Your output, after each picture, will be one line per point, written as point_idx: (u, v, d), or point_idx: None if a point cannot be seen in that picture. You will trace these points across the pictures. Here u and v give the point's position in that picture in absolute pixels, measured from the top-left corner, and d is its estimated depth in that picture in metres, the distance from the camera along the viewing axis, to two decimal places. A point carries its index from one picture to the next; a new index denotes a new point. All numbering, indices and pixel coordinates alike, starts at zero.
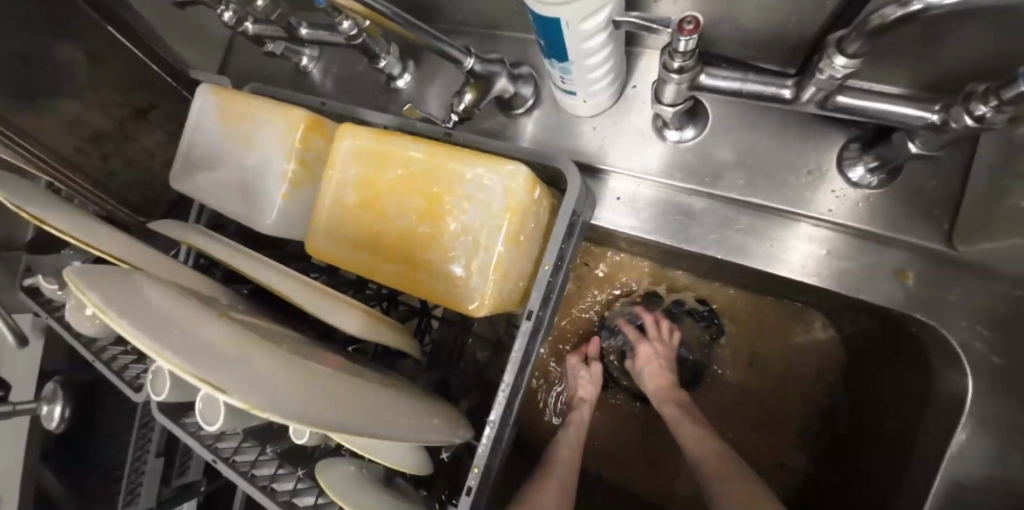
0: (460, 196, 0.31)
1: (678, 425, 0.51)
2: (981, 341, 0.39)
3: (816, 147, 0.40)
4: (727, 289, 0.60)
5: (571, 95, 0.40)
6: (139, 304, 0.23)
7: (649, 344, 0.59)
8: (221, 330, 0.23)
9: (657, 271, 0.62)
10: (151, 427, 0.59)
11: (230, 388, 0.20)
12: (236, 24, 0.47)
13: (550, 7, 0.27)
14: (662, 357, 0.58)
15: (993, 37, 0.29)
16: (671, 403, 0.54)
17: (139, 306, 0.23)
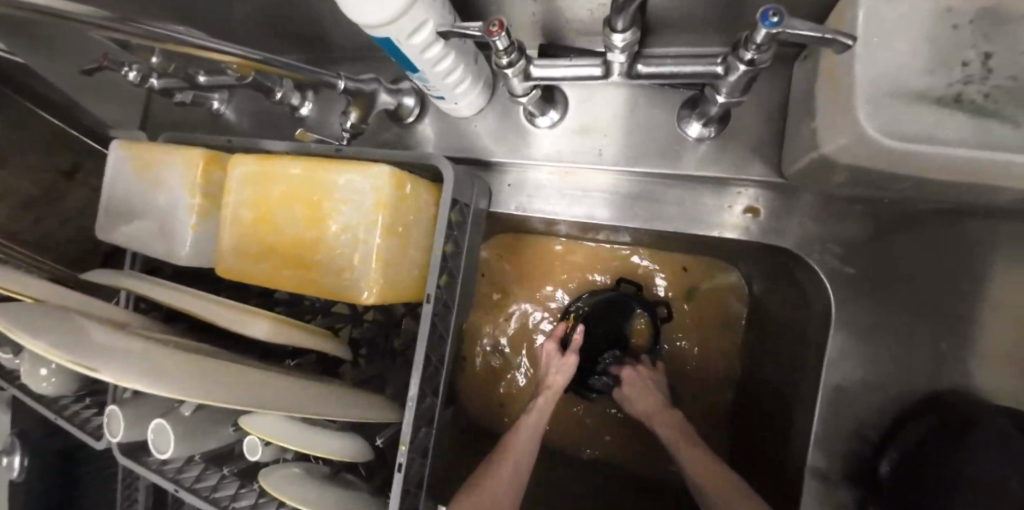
0: (336, 201, 0.35)
1: (677, 443, 0.53)
2: (831, 260, 0.43)
3: (663, 113, 0.44)
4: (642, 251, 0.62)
5: (443, 100, 0.44)
6: (64, 330, 0.33)
7: (640, 371, 0.58)
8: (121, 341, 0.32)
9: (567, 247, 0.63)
10: (134, 487, 0.61)
11: (102, 366, 0.29)
12: (142, 81, 0.51)
13: (375, 28, 0.31)
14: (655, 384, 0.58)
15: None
16: (666, 424, 0.54)
17: (67, 331, 0.33)
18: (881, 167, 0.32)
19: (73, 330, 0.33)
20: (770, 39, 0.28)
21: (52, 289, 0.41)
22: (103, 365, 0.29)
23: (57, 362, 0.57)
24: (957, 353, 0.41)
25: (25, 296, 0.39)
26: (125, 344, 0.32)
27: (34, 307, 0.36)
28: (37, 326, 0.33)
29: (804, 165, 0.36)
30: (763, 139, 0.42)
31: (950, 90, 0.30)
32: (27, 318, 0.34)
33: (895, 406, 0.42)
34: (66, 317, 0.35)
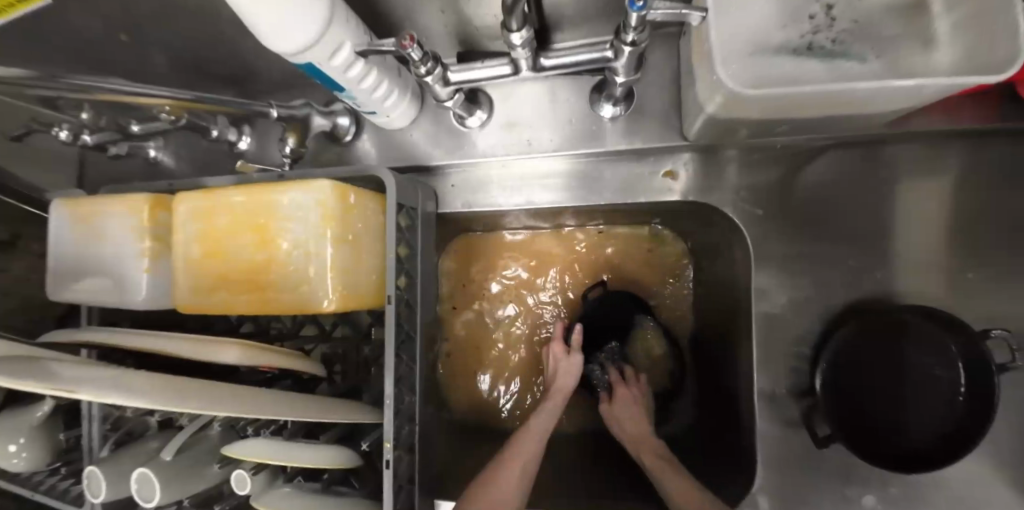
0: (283, 221, 0.37)
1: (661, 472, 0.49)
2: (747, 207, 0.48)
3: (579, 99, 0.49)
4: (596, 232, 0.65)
5: (375, 114, 0.47)
6: (32, 371, 0.34)
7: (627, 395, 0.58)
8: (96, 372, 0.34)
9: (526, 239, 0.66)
10: None
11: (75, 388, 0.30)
12: (73, 138, 0.51)
13: (295, 57, 0.34)
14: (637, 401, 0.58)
15: None
16: (648, 451, 0.52)
17: (39, 372, 0.34)
18: (761, 115, 0.37)
19: (45, 372, 0.34)
20: (642, 23, 0.33)
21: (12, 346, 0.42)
22: (79, 388, 0.31)
23: (25, 434, 0.55)
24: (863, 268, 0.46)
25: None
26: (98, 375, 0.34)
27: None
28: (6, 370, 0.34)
29: (702, 125, 0.41)
30: (666, 107, 0.46)
31: (805, 43, 0.36)
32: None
33: (820, 324, 0.47)
34: (35, 363, 0.36)
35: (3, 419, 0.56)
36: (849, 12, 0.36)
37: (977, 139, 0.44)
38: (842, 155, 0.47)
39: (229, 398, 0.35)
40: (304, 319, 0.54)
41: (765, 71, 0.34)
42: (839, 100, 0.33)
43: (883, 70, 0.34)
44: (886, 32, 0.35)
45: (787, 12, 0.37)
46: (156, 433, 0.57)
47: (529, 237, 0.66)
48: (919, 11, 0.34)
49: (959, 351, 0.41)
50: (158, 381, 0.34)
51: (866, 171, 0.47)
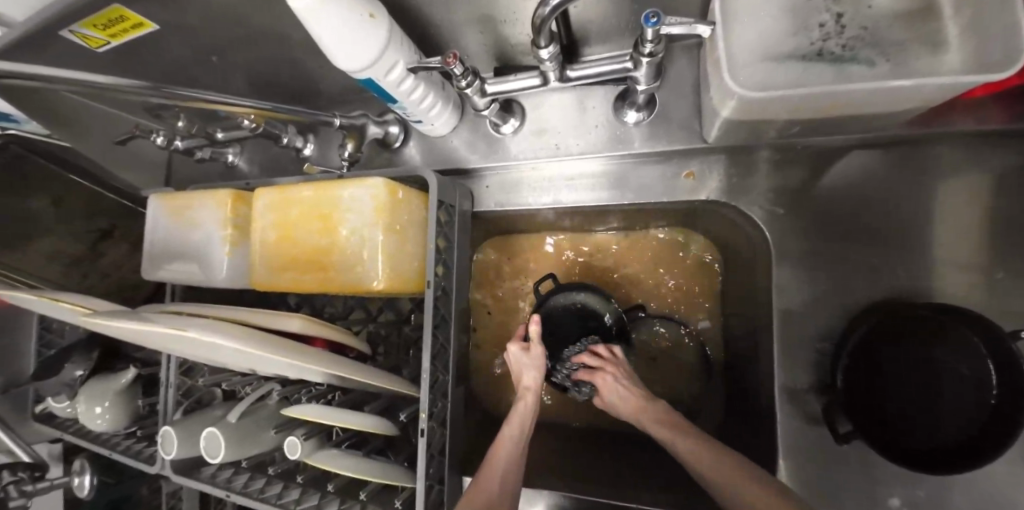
0: (343, 211, 0.43)
1: (669, 439, 0.47)
2: (768, 209, 0.50)
3: (605, 107, 0.53)
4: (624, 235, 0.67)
5: (421, 123, 0.53)
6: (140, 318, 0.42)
7: (608, 373, 0.53)
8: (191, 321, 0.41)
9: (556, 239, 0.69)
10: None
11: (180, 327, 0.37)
12: (168, 143, 0.60)
13: (358, 72, 0.41)
14: (622, 380, 0.53)
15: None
16: (652, 419, 0.49)
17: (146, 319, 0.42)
18: (774, 117, 0.39)
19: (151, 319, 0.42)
20: (658, 36, 0.36)
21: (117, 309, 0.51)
22: (184, 327, 0.38)
23: (108, 398, 0.64)
24: (886, 268, 0.47)
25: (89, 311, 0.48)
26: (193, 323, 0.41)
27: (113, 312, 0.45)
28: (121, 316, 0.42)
29: (720, 128, 0.43)
30: (686, 114, 0.50)
31: (819, 48, 0.37)
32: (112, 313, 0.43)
33: (840, 324, 0.48)
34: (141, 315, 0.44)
35: (94, 383, 0.65)
36: (859, 19, 0.36)
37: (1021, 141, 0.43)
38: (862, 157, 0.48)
39: (294, 352, 0.41)
40: (353, 304, 0.60)
41: (778, 75, 0.36)
42: (844, 102, 0.35)
43: (892, 72, 0.35)
44: (893, 37, 0.36)
45: (799, 20, 0.38)
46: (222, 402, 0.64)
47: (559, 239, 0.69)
48: (929, 18, 0.35)
49: (988, 350, 0.38)
50: (241, 331, 0.40)
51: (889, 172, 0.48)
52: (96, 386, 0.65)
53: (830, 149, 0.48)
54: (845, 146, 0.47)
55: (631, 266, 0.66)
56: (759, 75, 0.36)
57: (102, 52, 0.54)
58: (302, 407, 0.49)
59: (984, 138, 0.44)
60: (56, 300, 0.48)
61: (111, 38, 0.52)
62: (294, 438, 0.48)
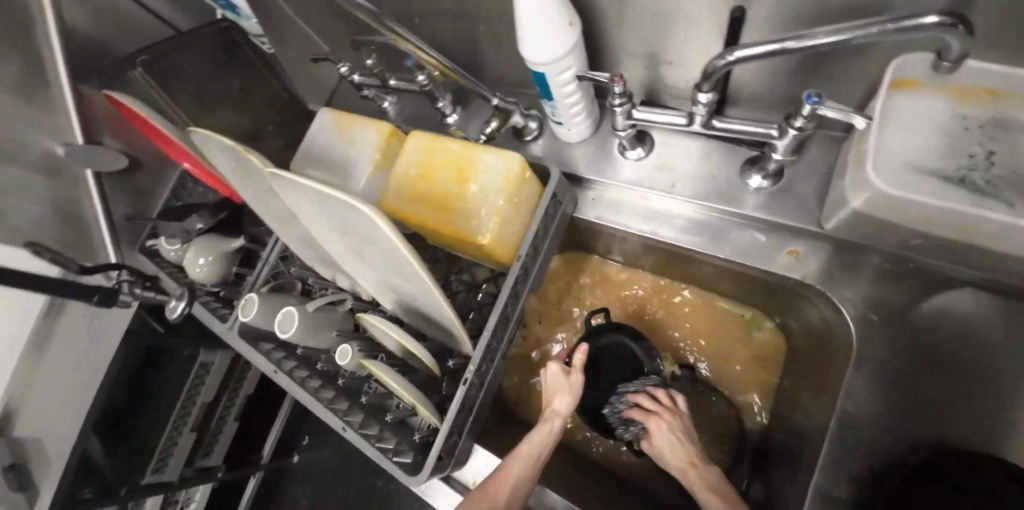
0: (479, 171, 0.50)
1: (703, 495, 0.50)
2: (861, 312, 0.50)
3: (731, 166, 0.56)
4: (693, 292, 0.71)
5: (560, 125, 0.59)
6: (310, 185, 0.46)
7: (662, 422, 0.56)
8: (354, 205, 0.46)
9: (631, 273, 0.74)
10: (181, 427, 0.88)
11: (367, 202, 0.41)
12: (349, 74, 0.70)
13: (537, 64, 0.47)
14: (677, 429, 0.55)
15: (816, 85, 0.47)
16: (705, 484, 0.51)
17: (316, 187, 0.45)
18: (902, 221, 0.41)
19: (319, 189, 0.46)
20: (812, 114, 0.40)
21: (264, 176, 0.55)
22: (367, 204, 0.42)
23: (211, 256, 0.74)
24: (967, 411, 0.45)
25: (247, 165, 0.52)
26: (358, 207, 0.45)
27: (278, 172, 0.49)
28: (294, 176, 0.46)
29: (841, 216, 0.45)
30: (807, 196, 0.52)
31: (966, 174, 0.38)
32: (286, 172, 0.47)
33: (900, 447, 0.47)
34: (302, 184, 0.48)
35: (209, 237, 0.76)
36: (1013, 160, 0.38)
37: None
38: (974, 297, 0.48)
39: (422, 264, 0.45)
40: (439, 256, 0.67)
41: (917, 185, 0.38)
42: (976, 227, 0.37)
43: None
44: None
45: (953, 143, 0.40)
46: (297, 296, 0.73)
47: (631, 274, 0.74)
48: None
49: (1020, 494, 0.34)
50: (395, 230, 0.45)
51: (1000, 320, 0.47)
52: (209, 241, 0.76)
53: (944, 277, 0.48)
54: (961, 279, 0.47)
55: (688, 323, 0.71)
56: (897, 178, 0.38)
57: None
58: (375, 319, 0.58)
59: None
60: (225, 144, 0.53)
61: None
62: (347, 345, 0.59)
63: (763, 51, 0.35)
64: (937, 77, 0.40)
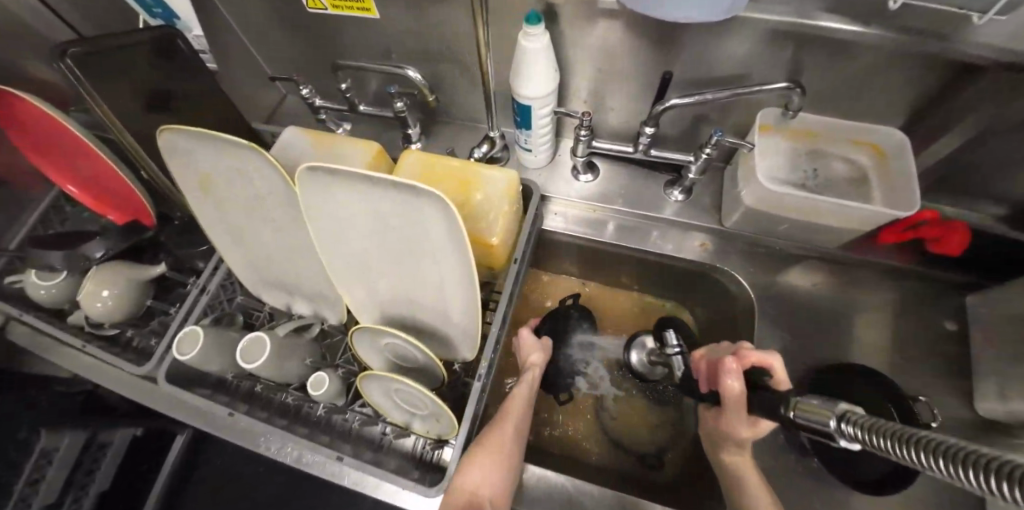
0: (482, 183, 0.57)
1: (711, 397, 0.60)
2: (756, 283, 0.68)
3: (654, 185, 0.72)
4: (641, 298, 0.83)
5: (528, 152, 0.71)
6: (358, 186, 0.46)
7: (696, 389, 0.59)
8: (397, 216, 0.48)
9: (597, 293, 0.84)
10: None
11: (436, 216, 0.46)
12: (309, 97, 0.73)
13: (527, 98, 0.59)
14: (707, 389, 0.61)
15: (713, 127, 0.64)
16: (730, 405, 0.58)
17: (365, 190, 0.47)
18: (779, 213, 0.59)
19: (365, 192, 0.47)
20: (717, 141, 0.58)
21: (269, 175, 0.52)
22: (432, 214, 0.46)
23: (120, 287, 0.63)
24: (832, 338, 0.65)
25: (268, 159, 0.50)
26: (404, 222, 0.48)
27: (311, 176, 0.47)
28: (343, 178, 0.46)
29: (735, 215, 0.63)
30: (706, 203, 0.70)
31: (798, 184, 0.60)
32: (324, 174, 0.46)
33: (800, 374, 0.63)
34: (334, 190, 0.48)
35: (116, 265, 0.65)
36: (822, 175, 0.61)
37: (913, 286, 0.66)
38: (816, 266, 0.68)
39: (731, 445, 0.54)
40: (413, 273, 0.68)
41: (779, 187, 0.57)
42: (814, 209, 0.56)
43: (847, 212, 0.55)
44: (839, 192, 0.60)
45: (793, 163, 0.62)
46: (241, 328, 0.65)
47: (593, 292, 0.85)
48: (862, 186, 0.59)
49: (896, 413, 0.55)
50: (434, 245, 0.49)
51: (829, 280, 0.68)
52: (117, 270, 0.65)
53: (802, 251, 0.68)
54: (811, 251, 0.67)
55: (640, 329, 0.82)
56: (764, 191, 0.57)
57: (311, 12, 0.64)
58: (361, 341, 0.56)
59: (891, 272, 0.66)
60: (231, 139, 0.49)
61: (331, 7, 0.62)
62: (323, 374, 0.56)
63: (688, 101, 0.55)
64: (783, 122, 0.60)
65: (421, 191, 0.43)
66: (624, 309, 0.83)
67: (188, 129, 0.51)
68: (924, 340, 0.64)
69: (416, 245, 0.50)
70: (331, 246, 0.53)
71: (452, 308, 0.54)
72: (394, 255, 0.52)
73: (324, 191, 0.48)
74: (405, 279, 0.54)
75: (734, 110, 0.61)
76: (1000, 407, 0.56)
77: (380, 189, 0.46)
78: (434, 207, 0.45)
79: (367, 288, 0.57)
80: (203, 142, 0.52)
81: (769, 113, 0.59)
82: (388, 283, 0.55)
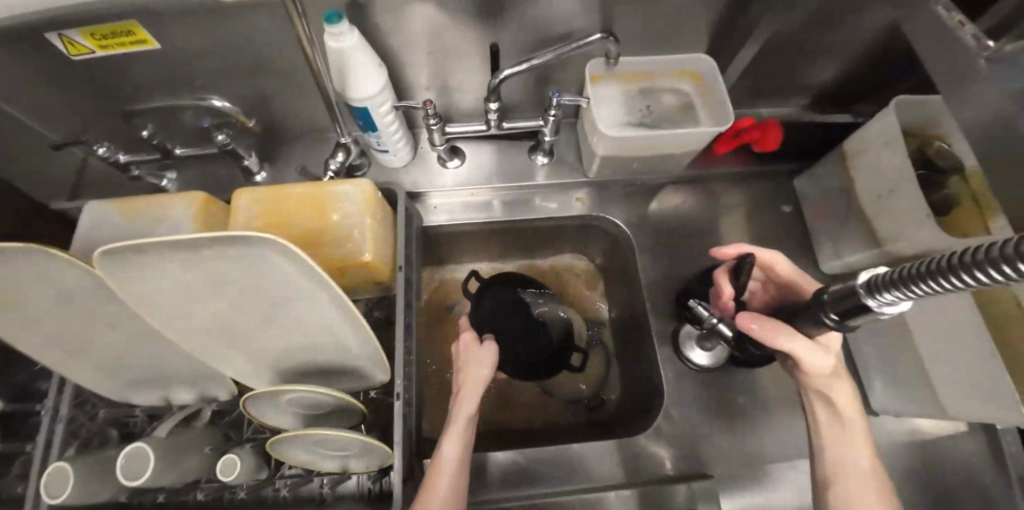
0: (334, 202, 0.53)
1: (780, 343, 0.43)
2: (633, 219, 0.73)
3: (521, 154, 0.73)
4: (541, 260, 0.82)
5: (386, 152, 0.68)
6: (172, 254, 0.41)
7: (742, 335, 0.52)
8: (234, 269, 0.43)
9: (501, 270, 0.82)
10: None
11: (274, 257, 0.42)
12: (109, 155, 0.62)
13: (360, 100, 0.55)
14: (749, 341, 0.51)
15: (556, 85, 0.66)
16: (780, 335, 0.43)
17: (181, 254, 0.41)
18: (631, 153, 0.63)
19: (183, 258, 0.42)
20: (559, 102, 0.60)
21: (67, 268, 0.44)
22: (268, 257, 0.42)
23: None
24: (708, 248, 0.72)
25: (52, 252, 0.43)
26: (245, 273, 0.44)
27: (110, 261, 0.41)
28: (148, 252, 0.41)
29: (598, 163, 0.66)
30: (571, 159, 0.73)
31: (639, 121, 0.64)
32: (123, 254, 0.40)
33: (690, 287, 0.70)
34: (147, 266, 0.42)
35: None
36: (657, 106, 0.65)
37: (758, 184, 0.76)
38: (679, 188, 0.75)
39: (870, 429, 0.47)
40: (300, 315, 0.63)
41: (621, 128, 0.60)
42: (658, 142, 0.61)
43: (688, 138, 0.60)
44: (676, 119, 0.65)
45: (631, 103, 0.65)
46: (117, 442, 0.56)
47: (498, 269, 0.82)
48: (691, 109, 0.65)
49: None
50: (290, 285, 0.45)
51: (693, 198, 0.75)
52: None
53: (663, 179, 0.74)
54: (669, 177, 0.73)
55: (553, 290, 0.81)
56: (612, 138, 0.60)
57: (77, 60, 0.53)
58: (256, 407, 0.50)
59: (737, 176, 0.75)
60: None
61: (99, 49, 0.52)
62: (232, 454, 0.49)
63: (526, 68, 0.55)
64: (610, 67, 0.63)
65: (243, 237, 0.39)
66: (530, 275, 0.82)
67: None
68: (779, 225, 0.74)
69: (271, 291, 0.45)
70: (180, 322, 0.47)
71: (344, 339, 0.51)
72: (252, 308, 0.47)
73: (145, 273, 0.42)
74: (281, 328, 0.49)
75: (568, 64, 0.62)
76: (839, 263, 0.67)
77: (196, 249, 0.41)
78: (268, 248, 0.41)
79: (244, 351, 0.51)
80: None
81: (596, 62, 0.61)
82: (265, 339, 0.50)
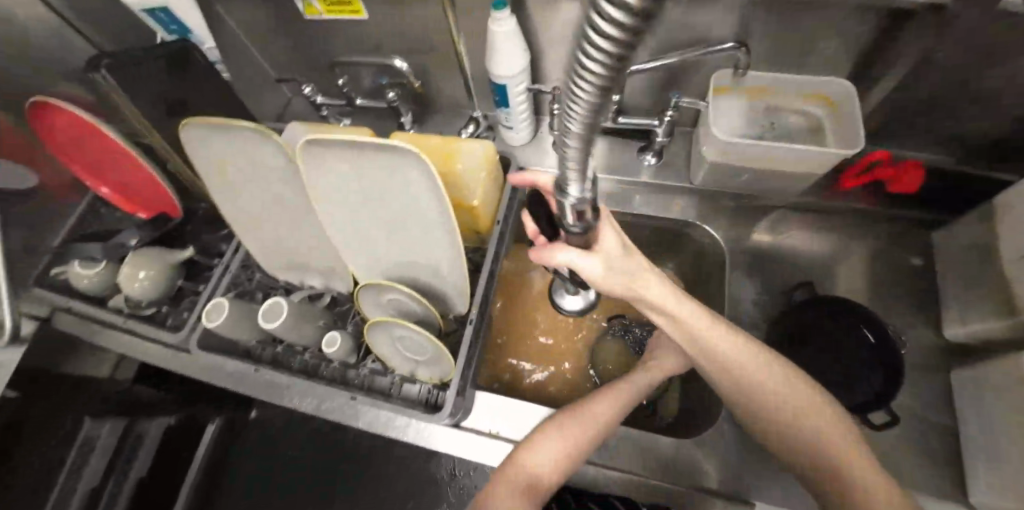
0: (464, 153, 0.63)
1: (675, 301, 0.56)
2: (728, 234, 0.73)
3: (630, 152, 0.78)
4: None
5: (510, 129, 0.78)
6: (349, 156, 0.54)
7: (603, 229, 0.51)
8: (386, 180, 0.55)
9: None
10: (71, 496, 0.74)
11: (417, 176, 0.53)
12: (312, 93, 0.81)
13: (501, 77, 0.66)
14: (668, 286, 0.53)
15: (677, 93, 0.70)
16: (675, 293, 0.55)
17: (356, 159, 0.54)
18: (739, 163, 0.65)
19: (357, 161, 0.54)
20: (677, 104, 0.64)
21: (275, 153, 0.59)
22: (412, 174, 0.53)
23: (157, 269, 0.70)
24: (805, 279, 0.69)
25: (272, 137, 0.57)
26: (392, 185, 0.55)
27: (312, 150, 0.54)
28: (336, 150, 0.53)
29: (704, 169, 0.68)
30: (678, 165, 0.76)
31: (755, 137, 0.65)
32: (319, 149, 0.54)
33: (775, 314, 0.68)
34: (329, 162, 0.55)
35: (150, 250, 0.72)
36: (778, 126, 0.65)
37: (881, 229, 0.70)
38: (786, 214, 0.73)
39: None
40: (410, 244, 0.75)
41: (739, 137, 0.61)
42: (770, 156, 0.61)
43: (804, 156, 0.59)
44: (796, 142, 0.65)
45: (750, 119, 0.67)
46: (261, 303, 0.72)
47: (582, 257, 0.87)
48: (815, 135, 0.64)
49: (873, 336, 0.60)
50: (419, 204, 0.56)
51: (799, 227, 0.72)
52: (152, 254, 0.71)
53: (770, 202, 0.72)
54: (779, 201, 0.72)
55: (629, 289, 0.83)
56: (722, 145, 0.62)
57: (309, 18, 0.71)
58: (367, 296, 0.61)
59: (856, 216, 0.71)
60: (239, 122, 0.56)
61: (325, 11, 0.69)
62: (336, 333, 0.62)
63: (652, 67, 0.60)
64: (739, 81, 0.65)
65: (402, 152, 0.51)
66: None
67: (205, 122, 0.58)
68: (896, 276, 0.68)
69: (403, 206, 0.57)
70: (332, 216, 0.60)
71: (443, 264, 0.61)
72: (384, 217, 0.59)
73: (326, 171, 0.56)
74: (399, 240, 0.60)
75: (693, 74, 0.66)
76: (963, 330, 0.60)
77: (368, 156, 0.53)
78: (415, 167, 0.52)
79: (366, 254, 0.64)
80: (217, 129, 0.59)
81: (722, 75, 0.64)
82: (385, 247, 0.62)
